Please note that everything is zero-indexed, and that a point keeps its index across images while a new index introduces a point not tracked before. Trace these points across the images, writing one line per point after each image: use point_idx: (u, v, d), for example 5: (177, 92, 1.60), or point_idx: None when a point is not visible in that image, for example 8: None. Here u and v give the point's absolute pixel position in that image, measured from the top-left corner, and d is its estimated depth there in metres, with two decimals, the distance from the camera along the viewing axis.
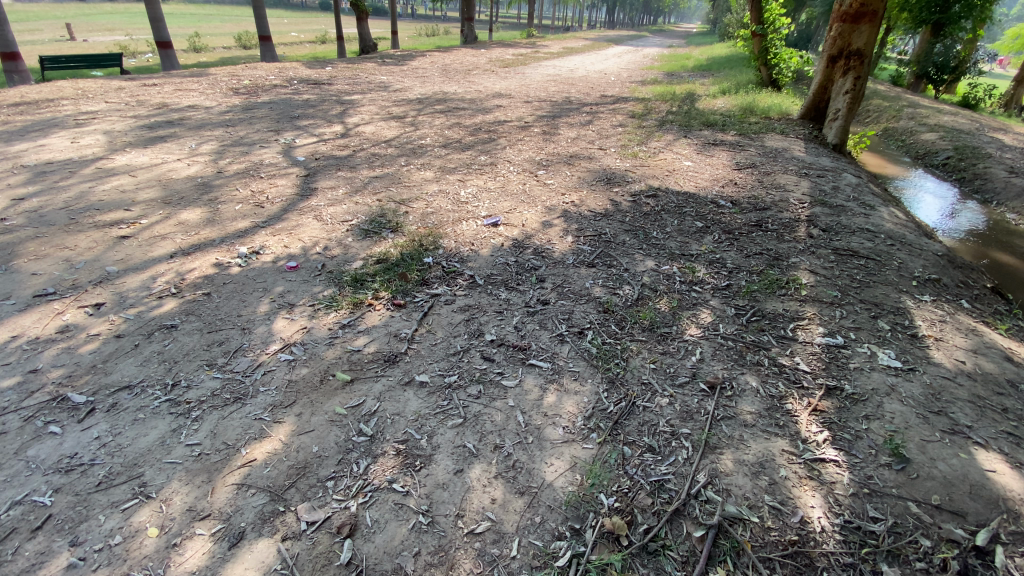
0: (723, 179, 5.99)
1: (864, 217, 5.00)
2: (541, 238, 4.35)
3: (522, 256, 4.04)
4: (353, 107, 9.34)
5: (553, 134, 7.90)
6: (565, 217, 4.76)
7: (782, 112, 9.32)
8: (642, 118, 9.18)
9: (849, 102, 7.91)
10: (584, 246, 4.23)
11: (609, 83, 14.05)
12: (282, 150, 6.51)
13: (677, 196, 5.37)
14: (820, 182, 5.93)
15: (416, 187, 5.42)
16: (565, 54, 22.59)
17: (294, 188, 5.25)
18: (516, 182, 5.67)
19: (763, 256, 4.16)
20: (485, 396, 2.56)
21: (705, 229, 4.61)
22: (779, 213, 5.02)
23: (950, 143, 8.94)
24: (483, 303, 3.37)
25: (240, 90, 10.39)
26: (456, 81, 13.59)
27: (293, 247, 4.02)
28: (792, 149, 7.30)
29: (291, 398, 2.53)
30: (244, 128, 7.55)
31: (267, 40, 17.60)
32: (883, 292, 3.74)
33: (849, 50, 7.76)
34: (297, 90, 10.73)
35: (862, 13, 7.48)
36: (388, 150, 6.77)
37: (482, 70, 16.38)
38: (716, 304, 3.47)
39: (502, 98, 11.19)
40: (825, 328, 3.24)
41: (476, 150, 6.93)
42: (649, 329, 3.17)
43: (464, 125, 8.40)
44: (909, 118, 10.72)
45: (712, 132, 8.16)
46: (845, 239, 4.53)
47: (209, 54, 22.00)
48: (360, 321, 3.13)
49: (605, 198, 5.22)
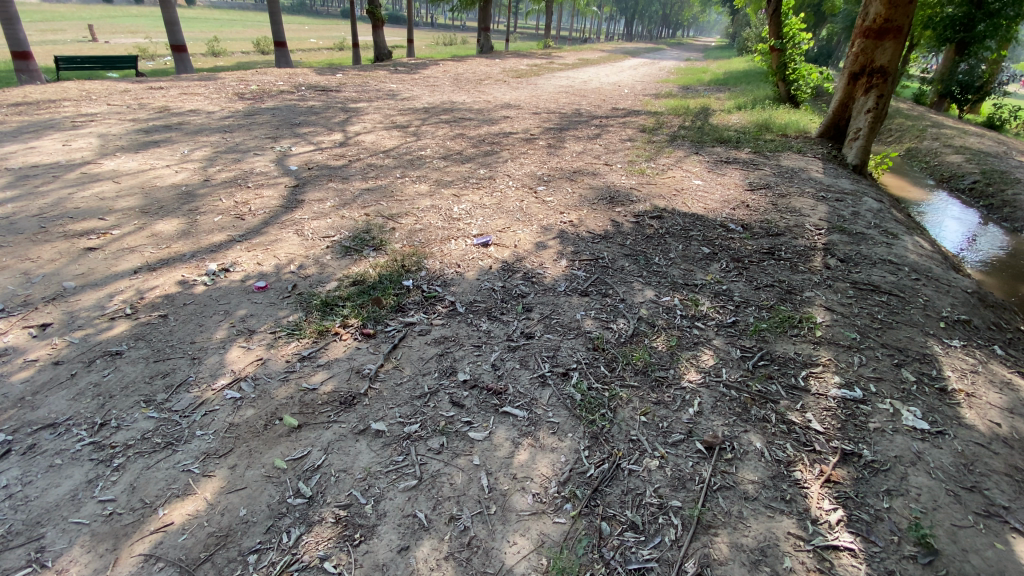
0: (734, 200, 5.64)
1: (886, 247, 4.62)
2: (533, 261, 4.05)
3: (510, 280, 3.74)
4: (357, 115, 9.16)
5: (559, 148, 7.62)
6: (562, 238, 4.46)
7: (800, 129, 8.94)
8: (653, 132, 8.87)
9: (872, 121, 7.51)
10: (579, 271, 3.92)
11: (621, 96, 13.77)
12: (276, 158, 6.32)
13: (684, 218, 5.04)
14: (838, 206, 5.56)
15: (408, 201, 5.16)
16: (580, 66, 22.36)
17: (280, 199, 5.03)
18: (514, 198, 5.38)
19: (775, 289, 3.81)
20: (447, 451, 2.25)
21: (712, 256, 4.28)
22: (794, 240, 4.66)
23: (977, 167, 8.49)
24: (461, 335, 3.07)
25: (246, 95, 10.31)
26: (465, 91, 13.41)
27: (266, 265, 3.77)
28: (809, 169, 6.93)
29: (228, 445, 2.27)
30: (242, 134, 7.39)
31: (281, 46, 17.66)
32: (908, 335, 3.36)
33: (871, 67, 7.42)
34: (304, 97, 10.62)
35: (886, 29, 7.19)
36: (386, 160, 6.55)
37: (494, 80, 16.23)
38: (719, 344, 3.13)
39: (510, 108, 10.95)
40: (841, 377, 2.88)
41: (476, 163, 6.68)
42: (642, 372, 2.84)
43: (467, 136, 8.16)
44: (934, 139, 10.27)
45: (725, 149, 7.82)
46: (866, 272, 4.16)
47: (227, 59, 22.22)
48: (323, 353, 2.85)
49: (606, 218, 4.92)
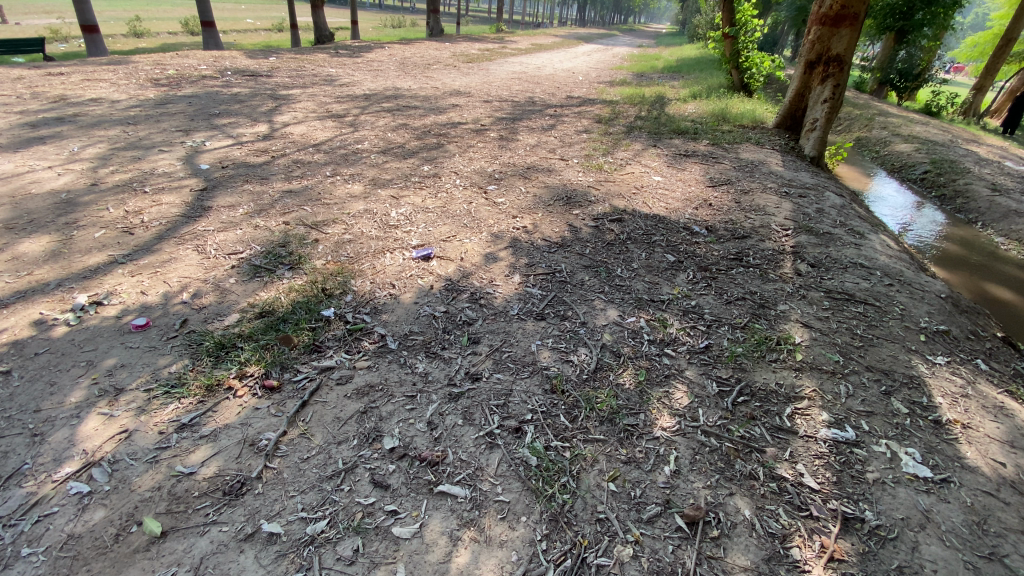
0: (696, 198, 5.30)
1: (855, 248, 4.38)
2: (481, 277, 3.52)
3: (454, 302, 3.20)
4: (288, 103, 8.27)
5: (511, 141, 7.07)
6: (514, 248, 3.95)
7: (756, 119, 8.75)
8: (609, 123, 8.47)
9: (828, 111, 7.36)
10: (533, 289, 3.43)
11: (576, 83, 13.31)
12: (185, 156, 5.48)
13: (645, 220, 4.64)
14: (802, 203, 5.31)
15: (338, 205, 4.51)
16: (534, 51, 21.73)
17: (183, 206, 4.27)
18: (461, 200, 4.82)
19: (747, 303, 3.45)
20: (363, 560, 1.73)
21: (677, 265, 3.89)
22: (761, 243, 4.35)
23: (926, 156, 8.57)
24: (390, 381, 2.52)
25: (160, 81, 9.17)
26: (411, 76, 12.57)
27: (152, 294, 3.09)
28: (769, 162, 6.70)
29: (59, 572, 1.67)
30: (149, 127, 6.43)
31: (209, 27, 16.11)
32: (890, 353, 3.07)
33: (827, 55, 7.25)
34: (229, 83, 9.55)
35: (843, 15, 7.00)
36: (316, 156, 5.82)
37: (443, 65, 15.41)
38: (693, 376, 2.73)
39: (459, 96, 10.28)
40: (829, 414, 2.53)
41: (420, 158, 6.05)
42: (608, 420, 2.39)
43: (412, 126, 7.48)
44: (882, 128, 10.38)
45: (684, 141, 7.51)
46: (838, 278, 3.89)
47: (150, 40, 20.18)
48: (210, 420, 2.26)
49: (562, 223, 4.44)
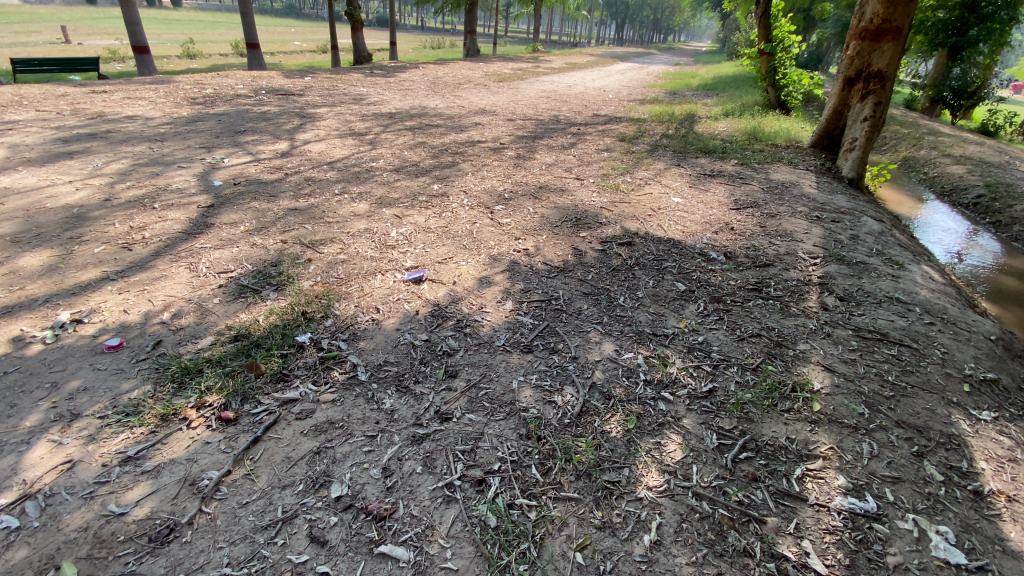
0: (716, 221, 4.99)
1: (891, 280, 3.97)
2: (471, 303, 3.32)
3: (437, 330, 3.01)
4: (313, 121, 8.42)
5: (528, 159, 6.92)
6: (512, 272, 3.75)
7: (790, 138, 8.31)
8: (633, 141, 8.23)
9: (868, 130, 6.88)
10: (524, 317, 3.21)
11: (605, 102, 13.12)
12: (201, 172, 5.57)
13: (657, 245, 4.36)
14: (834, 228, 4.90)
15: (339, 224, 4.44)
16: (567, 70, 21.77)
17: (186, 223, 4.29)
18: (465, 220, 4.68)
19: (762, 341, 3.12)
20: None
21: (688, 294, 3.59)
22: (784, 272, 4.00)
23: (980, 179, 7.91)
24: (352, 418, 2.34)
25: (197, 99, 9.52)
26: (440, 95, 12.71)
27: (134, 314, 3.05)
28: (801, 184, 6.29)
29: None
30: (174, 144, 6.62)
31: (254, 48, 16.82)
32: (927, 406, 2.68)
33: (868, 71, 6.82)
34: (261, 101, 9.85)
35: (885, 30, 6.60)
36: (328, 173, 5.81)
37: (474, 84, 15.55)
38: (689, 426, 2.43)
39: (484, 114, 10.27)
40: (847, 479, 2.19)
41: (431, 176, 5.97)
42: (585, 474, 2.12)
43: (430, 145, 7.44)
44: (931, 148, 9.70)
45: (710, 161, 7.17)
46: (870, 315, 3.49)
47: (202, 61, 21.26)
48: (157, 454, 2.14)
49: (567, 246, 4.22)
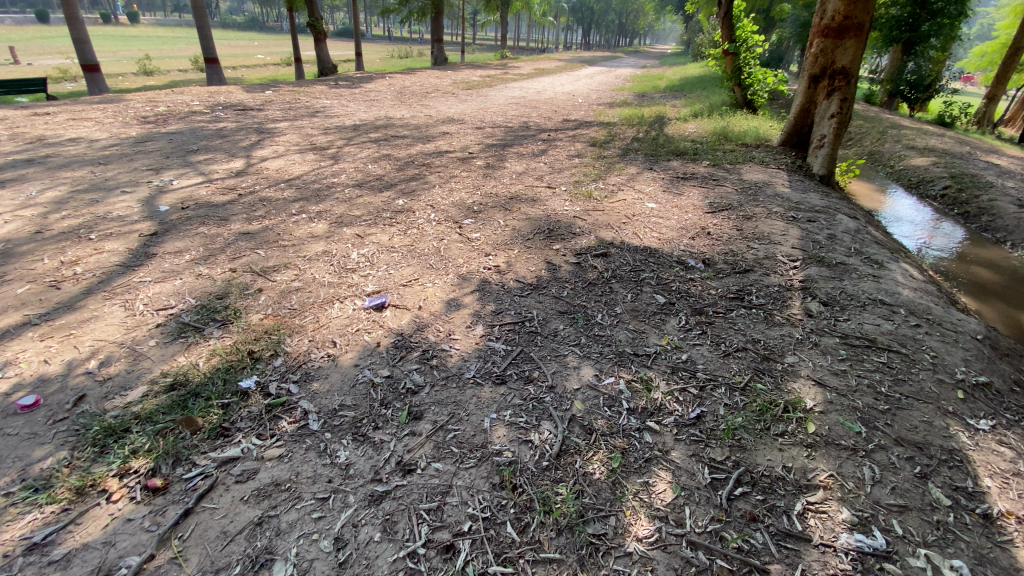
0: (692, 226, 4.84)
1: (873, 281, 3.86)
2: (438, 329, 3.06)
3: (400, 363, 2.74)
4: (271, 137, 8.07)
5: (497, 169, 6.71)
6: (482, 291, 3.50)
7: (760, 137, 8.29)
8: (603, 146, 8.11)
9: (837, 127, 6.87)
10: (496, 342, 2.96)
11: (574, 106, 13.04)
12: (146, 197, 5.19)
13: (633, 254, 4.18)
14: (811, 228, 4.80)
15: (296, 247, 4.14)
16: (535, 75, 21.74)
17: (125, 254, 3.94)
18: (432, 236, 4.42)
19: (748, 356, 2.94)
20: None
21: (669, 307, 3.41)
22: (765, 278, 3.85)
23: (946, 170, 8.01)
24: (301, 477, 2.07)
25: (148, 118, 9.05)
26: (407, 105, 12.44)
27: (56, 364, 2.72)
28: (774, 183, 6.21)
29: None
30: (119, 166, 6.21)
31: (212, 63, 16.29)
32: (924, 418, 2.53)
33: (833, 68, 6.83)
34: (217, 118, 9.43)
35: (846, 26, 6.63)
36: (285, 192, 5.50)
37: (441, 92, 15.32)
38: (677, 459, 2.22)
39: (451, 123, 10.06)
40: (850, 512, 2.01)
41: (396, 190, 5.70)
42: (567, 528, 1.89)
43: (394, 157, 7.17)
44: (896, 141, 9.84)
45: (682, 164, 7.07)
46: (855, 320, 3.36)
47: (159, 78, 20.56)
48: (68, 538, 1.84)
49: (540, 260, 4.00)
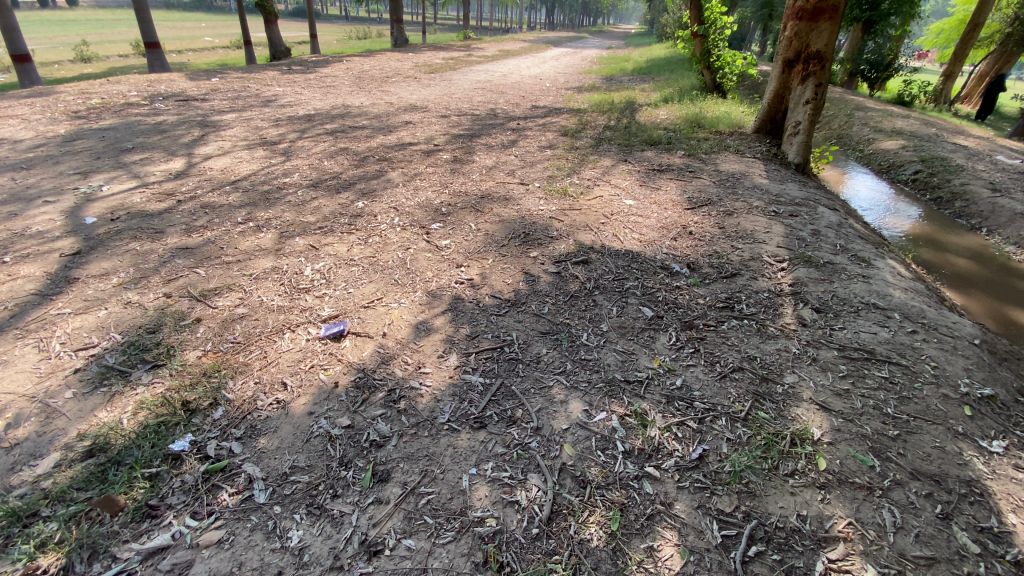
0: (673, 225, 4.61)
1: (863, 282, 3.70)
2: (406, 361, 2.71)
3: (363, 408, 2.40)
4: (216, 131, 7.41)
5: (465, 163, 6.31)
6: (454, 311, 3.16)
7: (733, 123, 8.11)
8: (575, 135, 7.79)
9: (811, 113, 6.73)
10: (472, 374, 2.62)
11: (542, 91, 12.62)
12: (70, 207, 4.60)
13: (615, 260, 3.90)
14: (795, 223, 4.63)
15: (243, 264, 3.70)
16: (500, 58, 21.09)
17: (41, 280, 3.41)
18: (396, 245, 4.04)
19: (747, 378, 2.71)
20: None
21: (658, 322, 3.15)
22: (754, 283, 3.65)
23: (915, 155, 8.04)
24: (246, 571, 1.73)
25: (77, 113, 8.18)
26: (366, 92, 11.77)
27: None
28: (751, 174, 6.04)
29: None
30: (40, 171, 5.52)
31: (153, 48, 15.06)
32: (935, 444, 2.37)
33: (807, 52, 6.67)
34: (156, 110, 8.62)
35: (821, 9, 6.44)
36: (232, 196, 4.98)
37: (403, 77, 14.60)
38: (682, 513, 1.98)
39: (414, 111, 9.52)
40: (876, 570, 1.81)
41: (356, 191, 5.26)
42: None
43: (353, 151, 6.67)
44: (863, 124, 9.86)
45: (657, 154, 6.82)
46: (851, 329, 3.19)
47: (95, 65, 19.05)
48: None
49: (516, 270, 3.67)
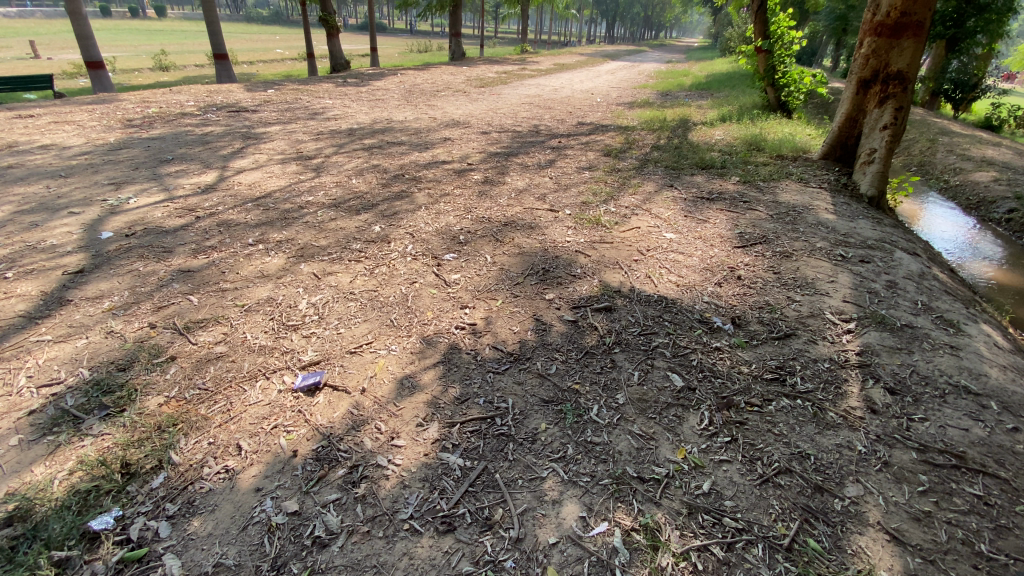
0: (717, 266, 4.03)
1: (952, 353, 3.00)
2: (378, 428, 2.33)
3: (316, 489, 2.04)
4: (256, 144, 7.46)
5: (496, 184, 5.97)
6: (447, 365, 2.76)
7: (797, 147, 7.33)
8: (618, 155, 7.29)
9: (890, 140, 5.91)
10: (451, 454, 2.21)
11: (591, 107, 12.19)
12: (92, 220, 4.60)
13: (644, 308, 3.39)
14: (865, 271, 3.93)
15: (237, 293, 3.47)
16: (553, 72, 20.86)
17: (34, 300, 3.32)
18: (402, 278, 3.71)
19: (795, 485, 2.15)
20: None
21: (687, 396, 2.62)
22: (811, 349, 3.04)
23: (1015, 189, 6.96)
24: None
25: (132, 121, 8.53)
26: (412, 105, 11.76)
27: None
28: (815, 207, 5.32)
29: None
30: (79, 180, 5.65)
31: (221, 59, 15.83)
32: None
33: (886, 72, 5.90)
34: (206, 121, 8.87)
35: (904, 24, 5.69)
36: (251, 214, 4.86)
37: (452, 91, 14.58)
38: None
39: (455, 127, 9.33)
40: None
41: (376, 212, 5.01)
42: None
43: (383, 168, 6.48)
44: (950, 151, 8.75)
45: (706, 180, 6.21)
46: (935, 421, 2.53)
47: (172, 74, 20.35)
48: None
49: (526, 316, 3.24)
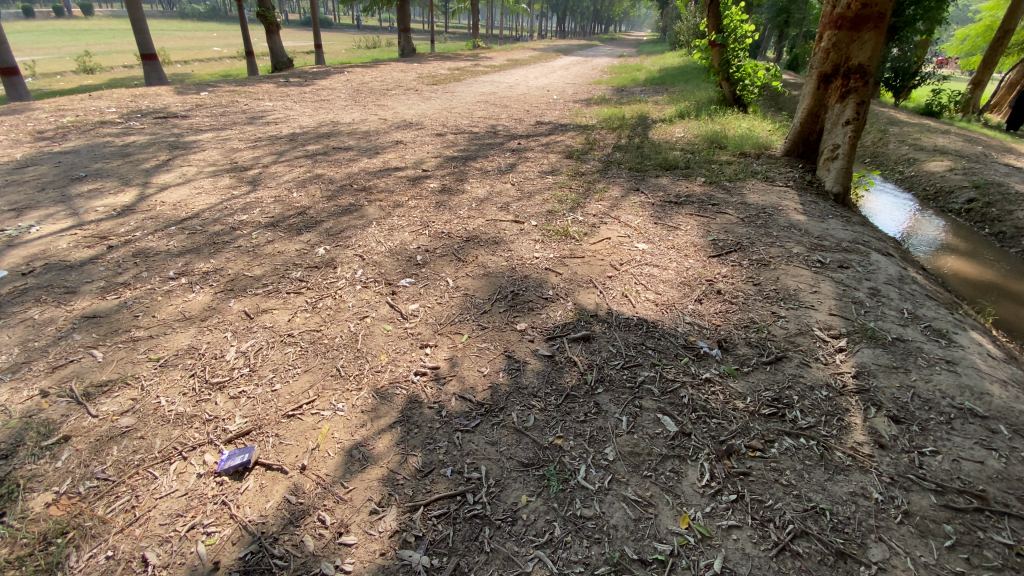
0: (695, 280, 3.77)
1: (949, 369, 2.83)
2: (324, 521, 1.91)
3: None
4: (186, 155, 6.73)
5: (454, 193, 5.55)
6: (406, 425, 2.35)
7: (758, 143, 7.23)
8: (580, 157, 6.99)
9: (852, 135, 5.84)
10: (415, 550, 1.82)
11: (548, 104, 11.88)
12: None
13: (624, 335, 3.08)
14: (846, 278, 3.77)
15: (153, 343, 2.93)
16: (507, 67, 20.47)
17: None
18: (351, 312, 3.26)
19: (815, 553, 1.87)
20: None
21: (683, 444, 2.32)
22: (807, 373, 2.80)
23: (965, 179, 7.10)
24: None
25: (43, 133, 7.59)
26: (361, 106, 11.12)
27: None
28: (784, 207, 5.18)
29: None
30: None
31: (150, 59, 14.59)
32: None
33: (847, 66, 5.82)
34: (128, 130, 7.99)
35: (864, 17, 5.62)
36: (175, 239, 4.26)
37: (403, 89, 13.94)
38: None
39: (407, 129, 8.81)
40: None
41: (320, 231, 4.49)
42: None
43: (329, 178, 5.94)
44: (900, 141, 8.93)
45: (672, 181, 5.99)
46: (947, 453, 2.32)
47: (96, 77, 18.71)
48: None
49: (496, 353, 2.87)
